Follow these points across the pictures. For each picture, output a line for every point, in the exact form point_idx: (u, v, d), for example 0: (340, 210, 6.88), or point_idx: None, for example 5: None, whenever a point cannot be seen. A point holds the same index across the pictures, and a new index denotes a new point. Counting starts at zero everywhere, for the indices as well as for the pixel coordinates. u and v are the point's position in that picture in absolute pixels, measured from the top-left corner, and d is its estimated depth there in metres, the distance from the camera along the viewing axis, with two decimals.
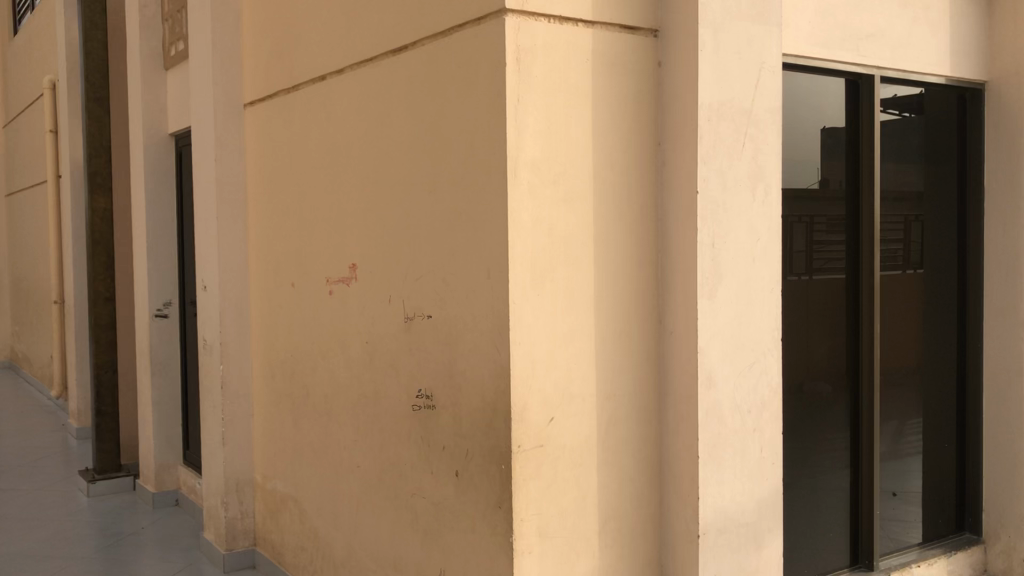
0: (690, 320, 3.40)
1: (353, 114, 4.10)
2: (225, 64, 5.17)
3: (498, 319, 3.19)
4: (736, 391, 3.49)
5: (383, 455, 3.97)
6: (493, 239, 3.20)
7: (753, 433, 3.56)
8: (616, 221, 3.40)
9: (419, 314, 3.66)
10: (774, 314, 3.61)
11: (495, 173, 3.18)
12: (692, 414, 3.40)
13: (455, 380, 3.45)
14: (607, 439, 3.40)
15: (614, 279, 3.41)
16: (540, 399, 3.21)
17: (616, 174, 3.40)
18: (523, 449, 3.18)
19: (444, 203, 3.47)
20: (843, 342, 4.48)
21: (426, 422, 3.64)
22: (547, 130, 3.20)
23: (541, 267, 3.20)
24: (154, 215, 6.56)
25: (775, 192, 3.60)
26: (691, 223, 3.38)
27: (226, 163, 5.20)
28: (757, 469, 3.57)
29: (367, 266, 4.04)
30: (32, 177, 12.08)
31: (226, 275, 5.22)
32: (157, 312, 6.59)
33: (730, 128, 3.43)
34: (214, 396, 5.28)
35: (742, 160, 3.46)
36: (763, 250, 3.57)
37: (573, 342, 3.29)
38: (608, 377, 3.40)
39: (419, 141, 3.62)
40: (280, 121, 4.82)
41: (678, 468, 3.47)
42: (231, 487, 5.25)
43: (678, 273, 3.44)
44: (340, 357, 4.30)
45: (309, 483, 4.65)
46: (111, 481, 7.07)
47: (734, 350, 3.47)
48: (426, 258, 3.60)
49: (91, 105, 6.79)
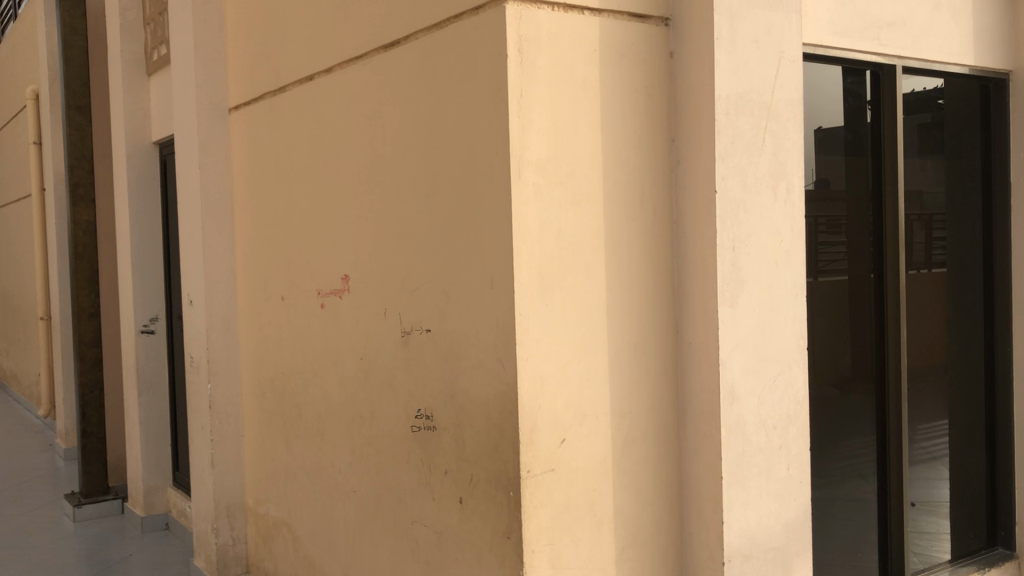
0: (710, 330, 3.15)
1: (344, 116, 3.85)
2: (209, 66, 4.92)
3: (503, 333, 2.93)
4: (761, 406, 3.23)
5: (381, 480, 3.70)
6: (496, 246, 2.94)
7: (779, 450, 3.31)
8: (629, 225, 3.15)
9: (418, 327, 3.40)
10: (799, 321, 3.36)
11: (497, 174, 2.92)
12: (714, 432, 3.14)
13: (457, 400, 3.19)
14: (623, 460, 3.14)
15: (627, 288, 3.15)
16: (549, 420, 2.95)
17: (628, 174, 3.15)
18: (532, 475, 2.92)
19: (442, 208, 3.22)
20: (868, 345, 4.24)
21: (426, 445, 3.38)
22: (553, 126, 2.95)
23: (548, 276, 2.95)
24: (139, 226, 6.29)
25: (798, 190, 3.35)
26: (709, 226, 3.13)
27: (211, 171, 4.94)
28: (784, 490, 3.32)
29: (361, 277, 3.78)
30: (17, 191, 11.81)
31: (212, 289, 4.95)
32: (144, 328, 6.32)
33: (749, 122, 3.18)
34: (202, 416, 5.01)
35: (762, 157, 3.22)
36: (787, 253, 3.32)
37: (585, 356, 3.04)
38: (622, 394, 3.14)
39: (414, 142, 3.38)
40: (266, 125, 4.57)
41: (700, 490, 3.21)
42: (221, 512, 4.98)
43: (696, 280, 3.19)
44: (333, 374, 4.04)
45: (303, 508, 4.39)
46: (99, 504, 6.78)
47: (757, 361, 3.22)
48: (423, 267, 3.34)
49: (72, 114, 6.53)
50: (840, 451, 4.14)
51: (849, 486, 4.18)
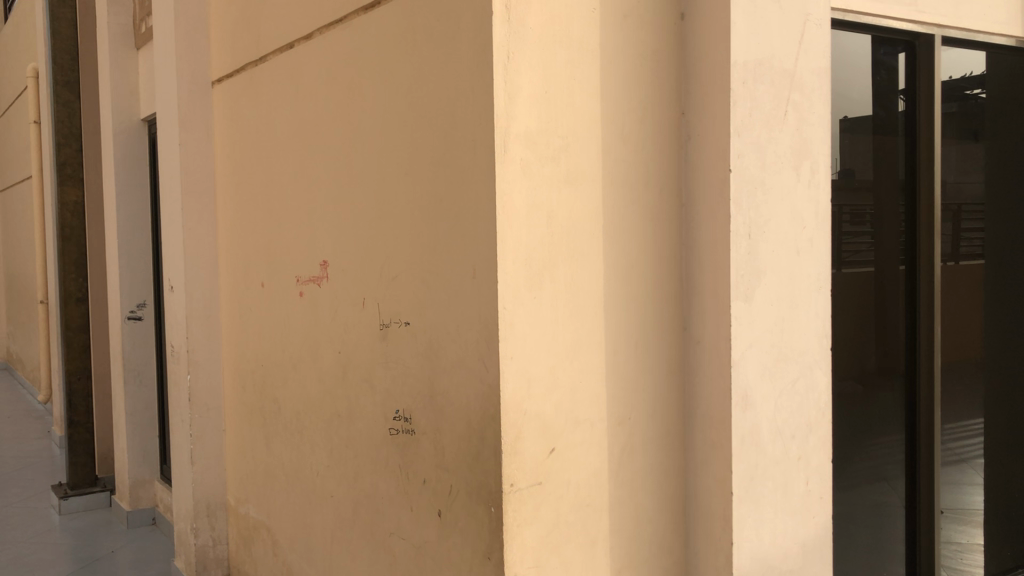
0: (721, 327, 2.79)
1: (323, 87, 3.51)
2: (190, 35, 4.60)
3: (485, 329, 2.57)
4: (778, 414, 2.88)
5: (358, 486, 3.38)
6: (478, 228, 2.58)
7: (797, 462, 2.95)
8: (630, 208, 2.80)
9: (397, 320, 3.06)
10: (822, 318, 3.01)
11: (480, 146, 2.56)
12: (725, 441, 2.79)
13: (437, 401, 2.85)
14: (620, 472, 2.80)
15: (627, 278, 2.80)
16: (537, 426, 2.60)
17: (631, 150, 2.79)
18: (516, 489, 2.56)
19: (423, 187, 2.87)
20: (900, 345, 3.88)
21: (404, 450, 3.05)
22: (545, 93, 2.59)
23: (537, 264, 2.58)
24: (127, 208, 5.99)
25: (823, 171, 2.99)
26: (723, 208, 2.77)
27: (192, 149, 4.63)
28: (801, 506, 2.97)
29: (340, 264, 3.45)
30: (20, 172, 11.61)
31: (192, 274, 4.64)
32: (130, 314, 6.03)
33: (770, 93, 2.81)
34: (181, 410, 4.71)
35: (784, 132, 2.86)
36: (809, 242, 2.96)
37: (578, 354, 2.69)
38: (621, 398, 2.79)
39: (395, 114, 3.03)
40: (247, 98, 4.24)
41: (709, 505, 2.87)
42: (201, 511, 4.68)
43: (707, 270, 2.84)
44: (311, 368, 3.72)
45: (282, 509, 4.08)
46: (86, 497, 6.51)
47: (775, 362, 2.87)
48: (402, 254, 3.01)
49: (60, 90, 6.24)
50: (870, 450, 3.78)
51: (879, 493, 3.83)
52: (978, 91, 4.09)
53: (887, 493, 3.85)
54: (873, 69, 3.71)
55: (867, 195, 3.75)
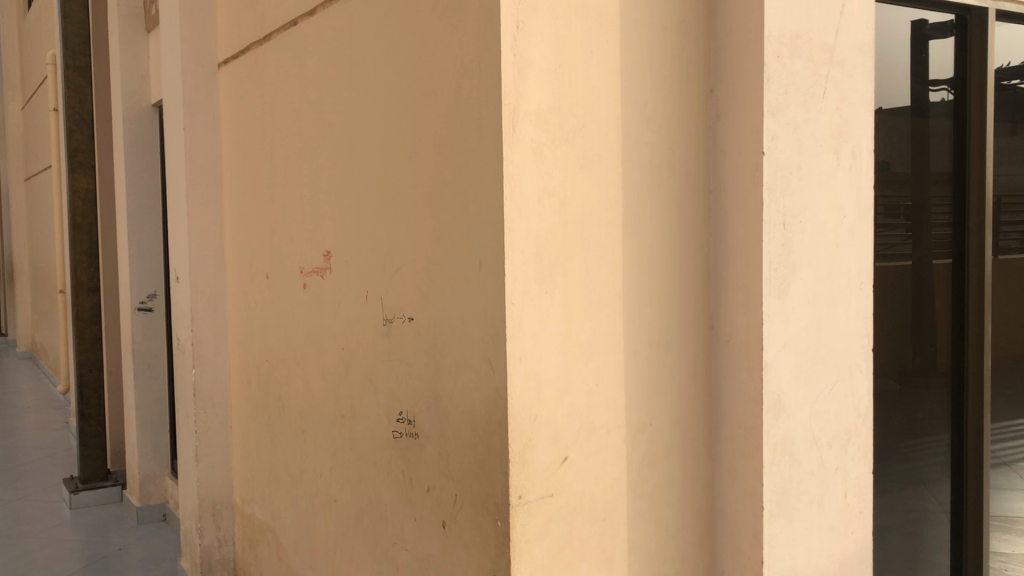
0: (752, 327, 2.55)
1: (327, 64, 3.30)
2: (196, 15, 4.41)
3: (491, 326, 2.34)
4: (813, 421, 2.63)
5: (361, 492, 3.18)
6: (483, 216, 2.35)
7: (835, 474, 2.71)
8: (652, 196, 2.56)
9: (400, 316, 2.84)
10: (864, 317, 2.75)
11: (486, 127, 2.32)
12: (756, 450, 2.55)
13: (441, 404, 2.62)
14: (640, 484, 2.57)
15: (649, 271, 2.57)
16: (548, 434, 2.37)
17: (654, 131, 2.55)
18: (525, 502, 2.33)
19: (428, 172, 2.64)
20: (945, 343, 3.63)
21: (408, 456, 2.84)
22: (558, 67, 2.35)
23: (548, 257, 2.35)
24: (137, 195, 5.83)
25: (865, 155, 2.72)
26: (754, 195, 2.52)
27: (197, 133, 4.44)
28: (840, 522, 2.72)
29: (344, 254, 3.24)
30: (43, 159, 11.58)
31: (197, 265, 4.46)
32: (140, 305, 5.87)
33: (808, 69, 2.56)
34: (187, 405, 4.54)
35: (823, 114, 2.61)
36: (850, 232, 2.70)
37: (595, 356, 2.46)
38: (641, 403, 2.56)
39: (399, 92, 2.81)
40: (252, 80, 4.04)
41: (737, 520, 2.63)
42: (206, 511, 4.50)
43: (736, 264, 2.60)
44: (315, 364, 3.52)
45: (287, 513, 3.87)
46: (97, 491, 6.37)
47: (810, 365, 2.62)
48: (406, 243, 2.79)
49: (70, 74, 6.09)
50: (912, 457, 3.51)
51: (920, 503, 3.54)
52: (1017, 81, 3.81)
53: (927, 502, 3.56)
54: (915, 46, 3.46)
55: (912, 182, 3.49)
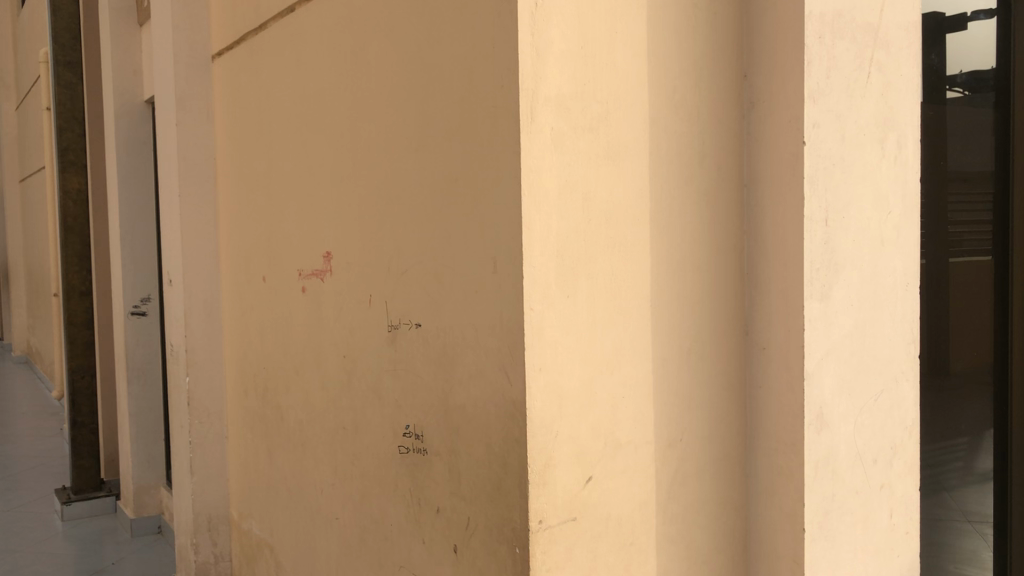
0: (792, 333, 2.34)
1: (326, 53, 3.09)
2: (189, 7, 4.21)
3: (508, 335, 2.11)
4: (857, 435, 2.44)
5: (364, 511, 2.96)
6: (499, 214, 2.12)
7: (881, 492, 2.51)
8: (680, 191, 2.35)
9: (407, 322, 2.63)
10: (911, 321, 2.57)
11: (502, 115, 2.09)
12: (797, 467, 2.34)
13: (452, 418, 2.41)
14: (669, 504, 2.36)
15: (678, 272, 2.36)
16: (571, 452, 2.14)
17: (683, 120, 2.35)
18: (546, 527, 2.09)
19: (437, 166, 2.42)
20: (987, 344, 3.50)
21: (415, 473, 2.62)
22: (581, 49, 2.13)
23: (570, 257, 2.12)
24: (130, 195, 5.62)
25: (910, 146, 2.53)
26: (794, 189, 2.31)
27: (190, 129, 4.23)
28: (886, 544, 2.53)
29: (345, 255, 3.03)
30: (38, 160, 11.41)
31: (191, 267, 4.24)
32: (134, 309, 5.68)
33: (852, 51, 2.36)
34: (181, 415, 4.32)
35: (869, 100, 2.41)
36: (895, 229, 2.51)
37: (621, 365, 2.24)
38: (670, 417, 2.35)
39: (404, 81, 2.59)
40: (248, 72, 3.83)
41: (777, 542, 2.42)
42: (201, 526, 4.28)
43: (775, 263, 2.39)
44: (315, 372, 3.30)
45: (286, 530, 3.65)
46: (90, 503, 6.14)
47: (854, 375, 2.43)
48: (412, 244, 2.57)
49: (61, 70, 5.89)
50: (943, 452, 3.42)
51: (944, 512, 3.41)
52: None
53: (954, 512, 3.42)
54: (940, 37, 3.38)
55: (936, 181, 3.40)
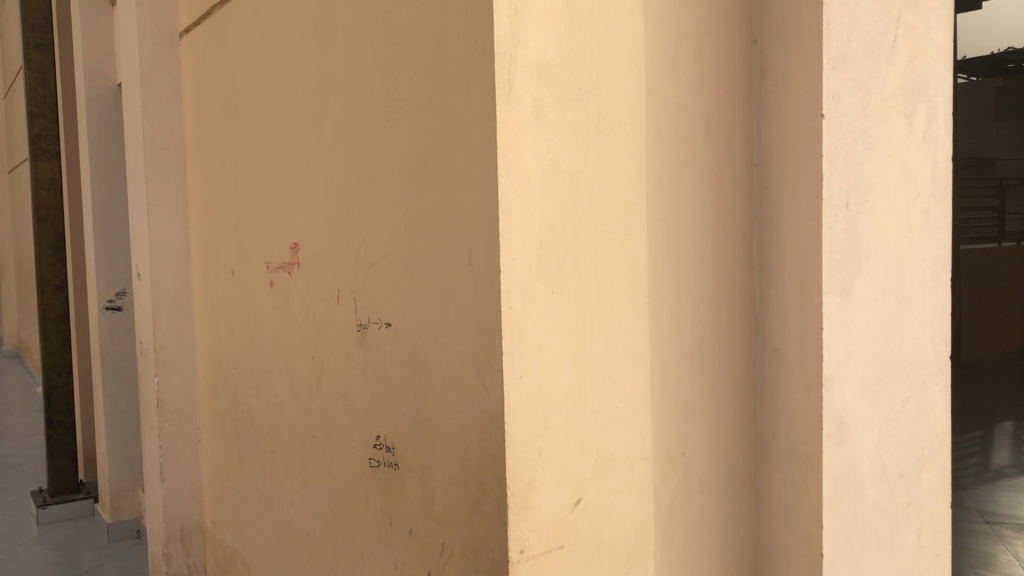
0: (809, 331, 2.07)
1: (292, 24, 2.81)
2: None
3: (485, 337, 1.83)
4: (881, 445, 2.19)
5: (336, 528, 2.70)
6: (474, 199, 1.83)
7: (907, 509, 2.27)
8: (681, 172, 2.08)
9: (377, 320, 2.35)
10: (941, 316, 2.33)
11: (478, 83, 1.81)
12: (815, 485, 2.07)
13: (425, 429, 2.13)
14: (670, 525, 2.09)
15: (680, 263, 2.08)
16: (558, 472, 1.86)
17: (685, 91, 2.08)
18: (527, 557, 1.80)
19: (406, 146, 2.14)
20: None
21: (387, 488, 2.35)
22: (566, 7, 1.84)
23: (556, 247, 1.84)
24: (104, 186, 5.33)
25: (941, 121, 2.29)
26: (812, 168, 2.04)
27: (157, 112, 3.94)
28: (912, 568, 2.28)
29: (313, 246, 2.75)
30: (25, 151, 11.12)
31: (159, 260, 3.97)
32: (108, 304, 5.41)
33: (876, 13, 2.10)
34: (151, 418, 4.06)
35: (894, 68, 2.16)
36: (924, 213, 2.28)
37: (614, 372, 1.96)
38: (669, 428, 2.08)
39: (371, 50, 2.31)
40: (214, 48, 3.54)
41: (792, 567, 2.15)
42: (172, 535, 4.01)
43: (790, 253, 2.12)
44: (284, 374, 3.04)
45: (257, 542, 3.39)
46: (67, 505, 5.87)
47: (878, 379, 2.18)
48: (381, 233, 2.30)
49: (31, 53, 5.59)
50: None
51: None
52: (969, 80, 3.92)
53: None
54: None
55: None
